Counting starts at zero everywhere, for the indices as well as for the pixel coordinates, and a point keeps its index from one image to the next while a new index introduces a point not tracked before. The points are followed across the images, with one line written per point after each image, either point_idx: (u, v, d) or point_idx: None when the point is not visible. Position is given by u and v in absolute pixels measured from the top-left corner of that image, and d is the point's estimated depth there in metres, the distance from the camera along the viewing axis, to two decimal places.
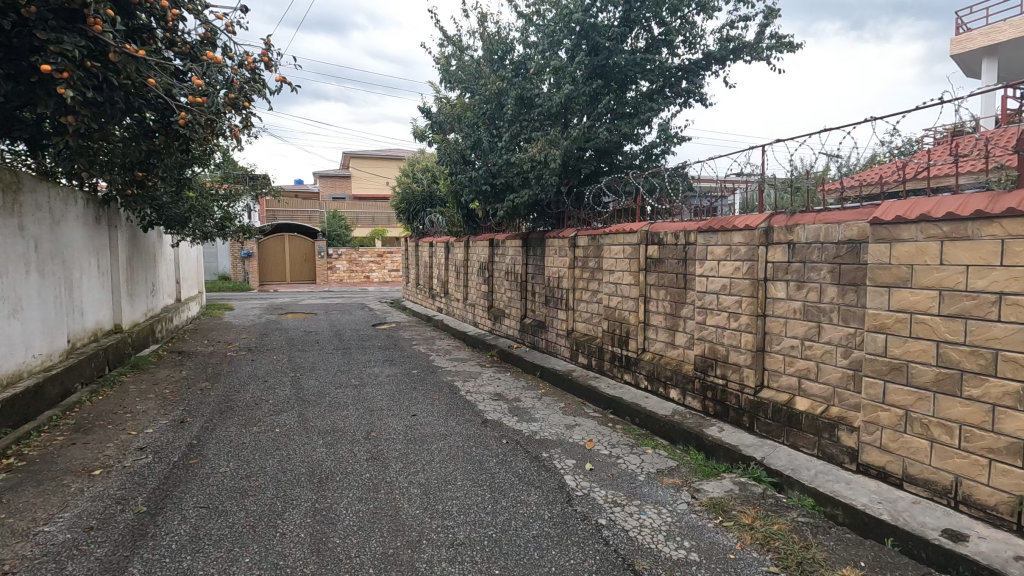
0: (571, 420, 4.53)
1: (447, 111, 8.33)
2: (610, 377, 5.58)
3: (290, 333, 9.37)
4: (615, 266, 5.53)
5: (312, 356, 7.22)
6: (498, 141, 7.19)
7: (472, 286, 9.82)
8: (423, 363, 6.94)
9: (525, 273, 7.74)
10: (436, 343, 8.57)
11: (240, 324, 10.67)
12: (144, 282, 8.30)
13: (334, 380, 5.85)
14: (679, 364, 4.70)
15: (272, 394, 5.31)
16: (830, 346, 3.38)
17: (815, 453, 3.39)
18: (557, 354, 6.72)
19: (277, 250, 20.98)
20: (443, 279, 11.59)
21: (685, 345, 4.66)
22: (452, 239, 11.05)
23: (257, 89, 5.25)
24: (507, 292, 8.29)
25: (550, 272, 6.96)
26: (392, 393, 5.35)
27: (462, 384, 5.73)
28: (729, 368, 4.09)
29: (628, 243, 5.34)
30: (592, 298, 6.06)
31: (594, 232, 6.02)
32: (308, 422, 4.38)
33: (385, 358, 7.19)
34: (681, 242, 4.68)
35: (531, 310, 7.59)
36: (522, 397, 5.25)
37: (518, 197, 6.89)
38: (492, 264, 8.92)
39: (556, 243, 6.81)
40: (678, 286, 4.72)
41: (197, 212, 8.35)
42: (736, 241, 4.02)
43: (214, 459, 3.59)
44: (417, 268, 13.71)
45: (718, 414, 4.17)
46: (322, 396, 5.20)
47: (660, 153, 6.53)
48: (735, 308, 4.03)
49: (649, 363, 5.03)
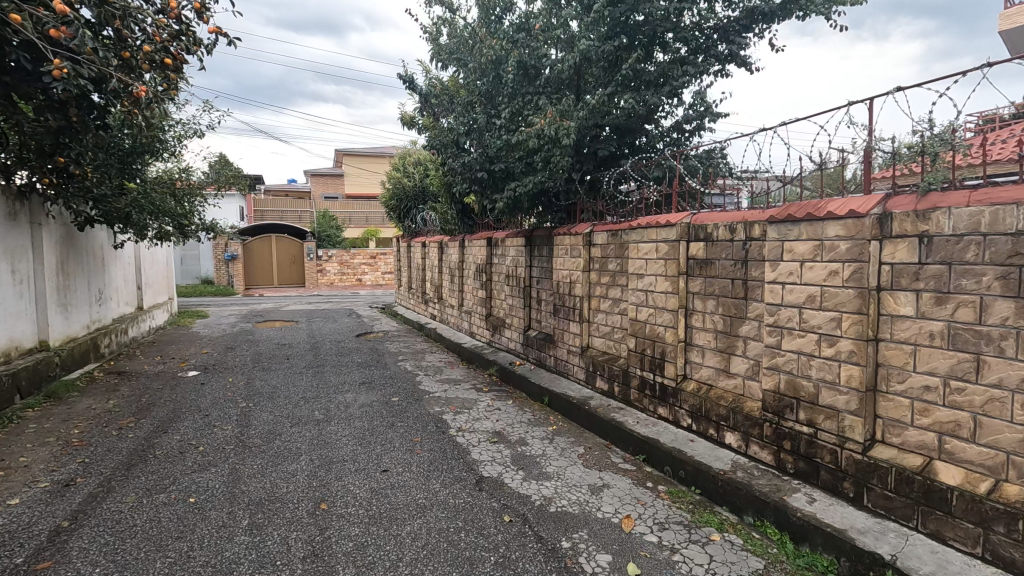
0: (597, 477, 3.38)
1: (437, 90, 7.20)
2: (639, 409, 4.43)
3: (261, 347, 8.23)
4: (644, 268, 4.37)
5: (276, 378, 6.06)
6: (496, 120, 6.04)
7: (468, 291, 8.68)
8: (408, 385, 5.80)
9: (530, 277, 6.59)
10: (426, 358, 7.44)
11: (207, 336, 9.48)
12: (84, 290, 7.13)
13: (294, 413, 4.70)
14: (739, 399, 3.54)
15: (208, 434, 4.14)
16: (1000, 392, 2.23)
17: (979, 554, 2.24)
18: (569, 374, 5.58)
19: (264, 251, 19.80)
20: (436, 283, 10.46)
21: (747, 375, 3.51)
22: (445, 238, 9.91)
23: (187, 46, 4.10)
24: (508, 298, 7.13)
25: (559, 276, 5.81)
26: (362, 432, 4.20)
27: (453, 418, 4.57)
28: (819, 412, 2.93)
29: (663, 240, 4.19)
30: (615, 310, 4.90)
31: (616, 228, 4.86)
32: (239, 486, 3.21)
33: (363, 380, 6.02)
34: (740, 237, 3.53)
35: (536, 320, 6.43)
36: (530, 438, 4.10)
37: (522, 185, 5.70)
38: (490, 267, 7.78)
39: (567, 241, 5.64)
40: (736, 296, 3.57)
41: (147, 207, 7.04)
42: (831, 235, 2.86)
43: (74, 561, 2.41)
44: (409, 270, 12.57)
45: (802, 474, 3.02)
46: (271, 439, 4.04)
47: (694, 131, 5.36)
48: (829, 329, 2.87)
49: (695, 395, 3.86)
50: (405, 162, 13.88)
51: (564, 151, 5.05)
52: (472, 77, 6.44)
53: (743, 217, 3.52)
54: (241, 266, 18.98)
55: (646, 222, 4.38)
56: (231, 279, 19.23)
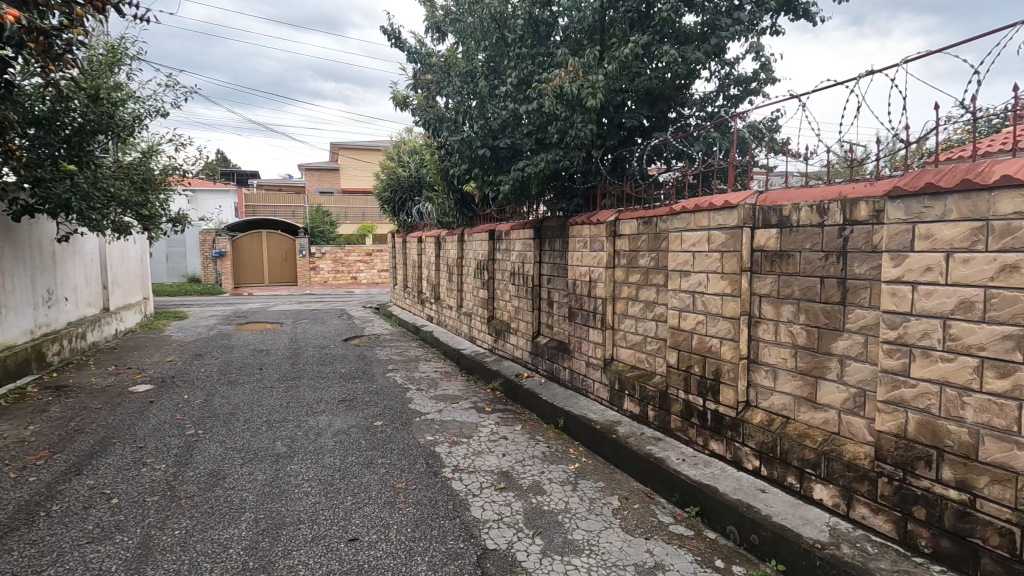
0: (644, 551, 2.47)
1: (431, 61, 6.29)
2: (683, 442, 3.51)
3: (234, 354, 7.29)
4: (690, 263, 3.45)
5: (241, 394, 5.13)
6: (501, 88, 5.12)
7: (468, 291, 7.75)
8: (397, 404, 4.88)
9: (540, 275, 5.67)
10: (420, 367, 6.52)
11: (178, 340, 8.54)
12: (26, 290, 6.18)
13: (250, 444, 3.78)
14: (833, 440, 2.62)
15: (132, 478, 3.22)
16: None
17: None
18: (588, 391, 4.66)
19: (254, 247, 18.86)
20: (433, 281, 9.54)
21: (845, 408, 2.58)
22: (443, 232, 8.99)
23: None
24: (513, 300, 6.21)
25: (575, 274, 4.89)
26: (330, 474, 3.28)
27: (449, 452, 3.65)
28: (980, 473, 2.01)
29: (715, 226, 3.26)
30: (649, 315, 3.99)
31: (651, 213, 3.94)
32: (144, 570, 2.28)
33: (342, 397, 5.08)
34: (834, 220, 2.60)
35: (547, 326, 5.51)
36: (547, 484, 3.17)
37: (531, 165, 4.79)
38: (492, 264, 6.85)
39: (585, 232, 4.71)
40: (828, 301, 2.65)
41: (96, 191, 6.02)
42: (1007, 210, 1.92)
43: None
44: (405, 268, 11.63)
45: (949, 560, 2.10)
46: (212, 486, 3.11)
47: (741, 95, 4.43)
48: (999, 352, 1.94)
49: (765, 430, 2.94)
50: (399, 151, 12.91)
51: (588, 119, 4.16)
52: (472, 42, 5.52)
53: (840, 192, 2.61)
54: (230, 263, 18.05)
55: (692, 203, 3.47)
56: (219, 277, 18.28)
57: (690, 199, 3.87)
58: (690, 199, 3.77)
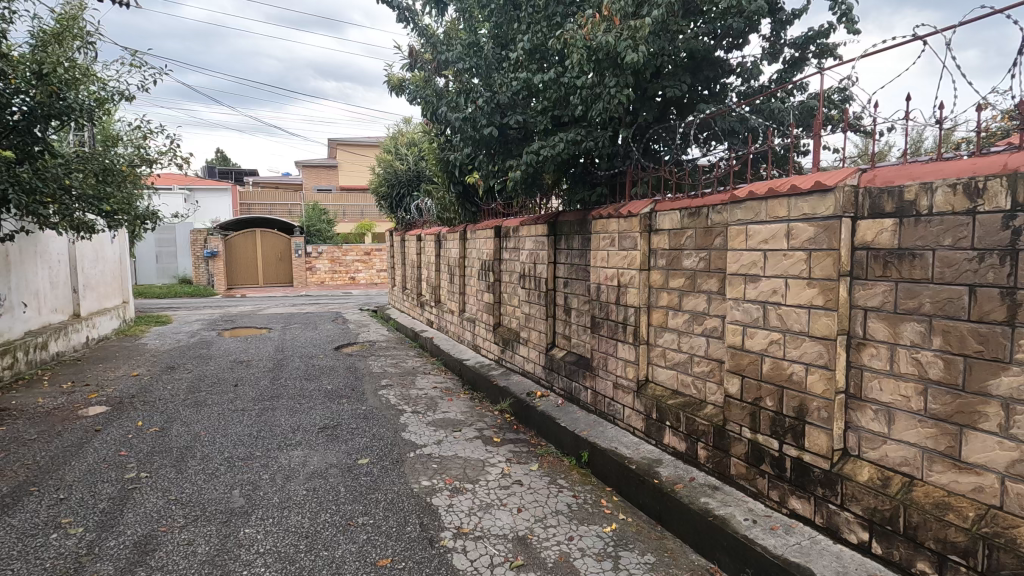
0: None
1: (425, 29, 5.51)
2: (749, 495, 2.75)
3: (211, 366, 6.54)
4: (760, 265, 2.67)
5: (205, 420, 4.36)
6: (510, 56, 4.35)
7: (471, 294, 7.00)
8: (389, 432, 4.12)
9: (554, 277, 4.91)
10: (418, 382, 5.77)
11: (152, 349, 7.77)
12: None
13: (199, 495, 3.01)
14: (993, 518, 1.85)
15: (31, 551, 2.43)
16: None
17: None
18: (616, 418, 3.90)
19: (247, 247, 18.13)
20: (432, 283, 8.77)
21: (1013, 474, 1.81)
22: (444, 230, 8.23)
23: None
24: (523, 305, 5.45)
25: (598, 278, 4.12)
26: (293, 545, 2.50)
27: (449, 505, 2.88)
28: None
29: (795, 217, 2.49)
30: (697, 329, 3.23)
31: (700, 201, 3.18)
32: None
33: (324, 423, 4.31)
34: (998, 207, 1.83)
35: (565, 337, 4.75)
36: (580, 559, 2.41)
37: (548, 145, 4.01)
38: (499, 264, 6.08)
39: (611, 227, 3.94)
40: (985, 320, 1.87)
41: (48, 181, 5.30)
42: None
43: None
44: (405, 269, 10.76)
45: None
46: (134, 565, 2.34)
47: (798, 61, 3.64)
48: None
49: (877, 492, 2.17)
50: (396, 144, 12.13)
51: (626, 82, 3.42)
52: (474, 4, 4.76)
53: (1004, 164, 1.84)
54: (222, 264, 17.28)
55: (759, 187, 2.71)
56: (211, 278, 17.52)
57: (745, 184, 3.10)
58: (744, 184, 3.03)
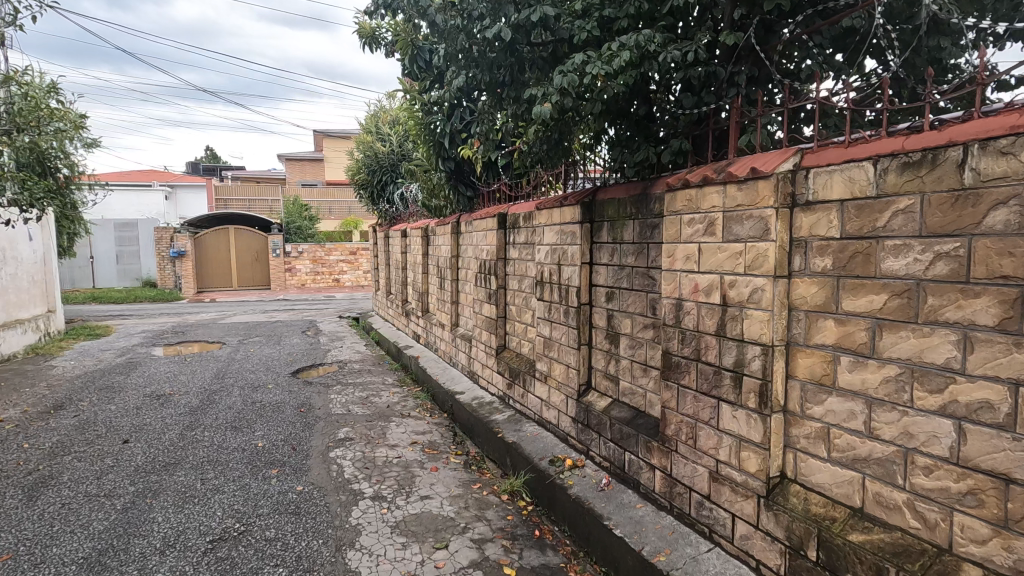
0: None
1: None
2: None
3: (116, 403, 4.83)
4: None
5: (31, 524, 2.65)
6: None
7: (467, 305, 5.33)
8: (325, 552, 2.43)
9: (590, 287, 3.25)
10: (392, 433, 4.09)
11: (59, 374, 6.06)
12: None
13: None
14: None
15: None
16: None
17: None
18: (715, 532, 2.25)
19: (218, 248, 16.50)
20: (418, 288, 7.10)
21: None
22: (431, 222, 6.58)
23: None
24: (539, 326, 3.79)
25: (677, 290, 2.45)
26: None
27: None
28: None
29: None
30: (927, 401, 1.58)
31: (953, 134, 1.50)
32: None
33: (222, 529, 2.61)
34: None
35: (609, 379, 3.10)
36: None
37: (601, 57, 2.35)
38: (503, 266, 4.42)
39: (706, 202, 2.27)
40: None
41: None
42: None
43: None
44: (388, 270, 9.10)
45: None
46: None
47: None
48: None
49: None
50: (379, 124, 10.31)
51: None
52: None
53: None
54: (191, 265, 15.64)
55: None
56: (178, 280, 15.78)
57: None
58: None
